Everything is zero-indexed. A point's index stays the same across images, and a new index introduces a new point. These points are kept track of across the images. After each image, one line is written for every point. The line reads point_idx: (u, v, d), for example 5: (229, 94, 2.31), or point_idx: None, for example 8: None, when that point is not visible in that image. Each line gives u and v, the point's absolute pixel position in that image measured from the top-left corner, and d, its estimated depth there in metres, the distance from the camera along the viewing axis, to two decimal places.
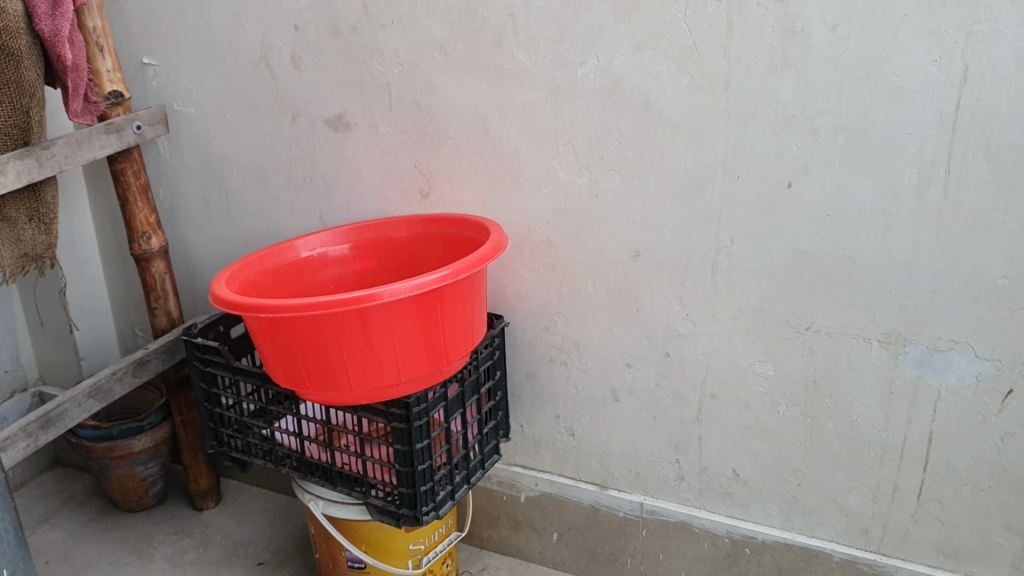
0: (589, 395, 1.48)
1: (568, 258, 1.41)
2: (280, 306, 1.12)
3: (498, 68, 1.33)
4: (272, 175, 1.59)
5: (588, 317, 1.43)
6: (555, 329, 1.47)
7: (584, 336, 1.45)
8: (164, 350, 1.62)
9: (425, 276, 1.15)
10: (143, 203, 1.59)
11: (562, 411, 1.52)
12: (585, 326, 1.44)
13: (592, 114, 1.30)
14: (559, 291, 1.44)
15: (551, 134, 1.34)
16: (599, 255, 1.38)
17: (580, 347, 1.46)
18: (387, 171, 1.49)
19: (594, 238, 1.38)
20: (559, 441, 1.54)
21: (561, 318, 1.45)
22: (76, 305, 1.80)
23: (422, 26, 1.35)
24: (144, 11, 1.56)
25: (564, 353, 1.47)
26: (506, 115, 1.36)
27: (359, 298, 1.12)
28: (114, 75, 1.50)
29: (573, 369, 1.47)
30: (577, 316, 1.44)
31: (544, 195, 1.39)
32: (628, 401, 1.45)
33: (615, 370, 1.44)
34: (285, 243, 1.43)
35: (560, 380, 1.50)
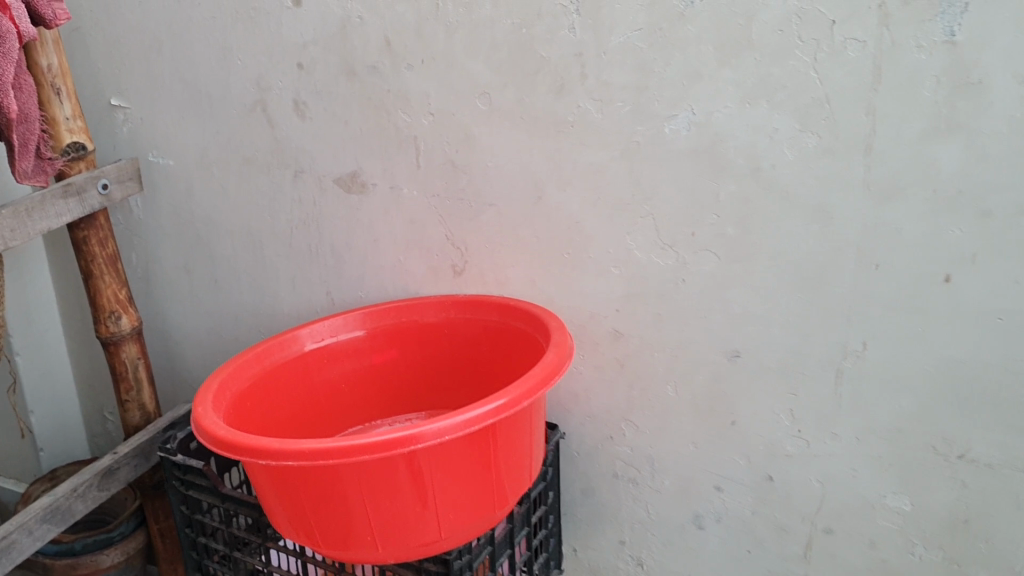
0: (667, 519, 1.21)
1: (641, 355, 1.13)
2: (286, 453, 0.84)
3: (559, 120, 1.05)
4: (268, 242, 1.30)
5: (666, 428, 1.15)
6: (623, 436, 1.19)
7: (661, 448, 1.17)
8: (137, 455, 1.33)
9: (477, 408, 0.88)
10: (111, 277, 1.30)
11: (627, 535, 1.25)
12: (661, 437, 1.16)
13: (680, 180, 1.02)
14: (629, 394, 1.16)
15: (627, 203, 1.06)
16: (684, 348, 1.10)
17: (654, 463, 1.18)
18: (410, 241, 1.20)
19: (674, 331, 1.10)
20: (623, 571, 1.28)
21: (630, 426, 1.18)
22: (34, 388, 1.51)
23: (461, 67, 1.07)
24: (112, 42, 1.27)
25: (632, 468, 1.20)
26: (567, 179, 1.08)
27: (393, 443, 0.84)
28: (74, 124, 1.21)
29: (644, 489, 1.21)
30: (650, 426, 1.16)
31: (615, 277, 1.10)
32: (715, 531, 1.18)
33: (700, 494, 1.17)
34: (287, 335, 1.12)
35: (626, 498, 1.23)
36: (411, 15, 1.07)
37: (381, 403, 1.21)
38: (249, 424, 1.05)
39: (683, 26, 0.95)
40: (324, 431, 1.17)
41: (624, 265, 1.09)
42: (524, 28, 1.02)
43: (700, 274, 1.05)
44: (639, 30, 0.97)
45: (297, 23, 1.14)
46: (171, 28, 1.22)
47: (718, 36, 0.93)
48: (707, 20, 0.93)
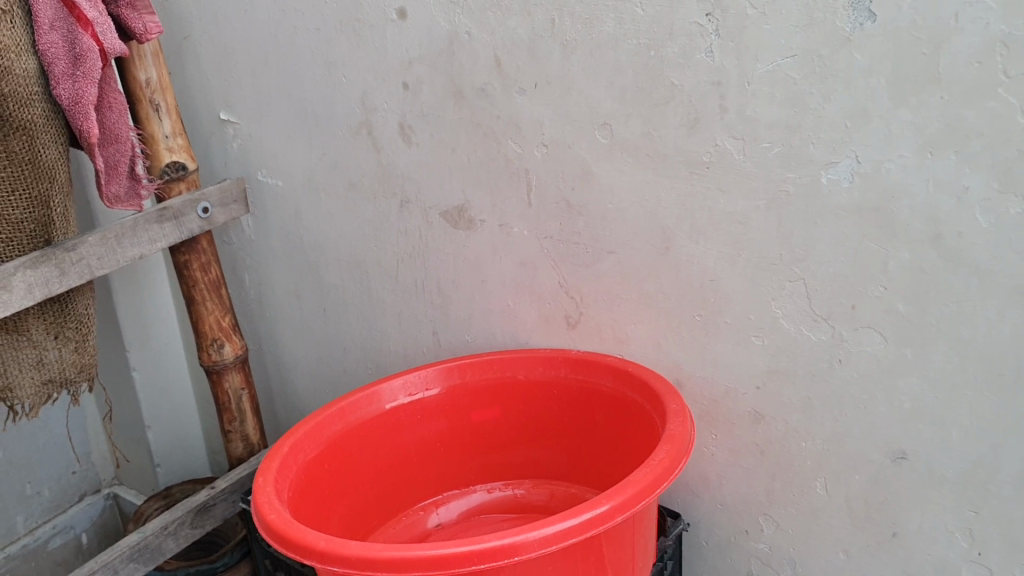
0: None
1: (783, 445, 0.95)
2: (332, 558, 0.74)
3: (691, 159, 0.87)
4: (375, 274, 1.18)
5: (814, 531, 0.97)
6: (760, 532, 1.01)
7: (806, 553, 0.99)
8: (235, 491, 1.25)
9: (554, 524, 0.73)
10: (214, 302, 1.22)
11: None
12: (808, 542, 0.98)
13: (839, 240, 0.82)
14: (769, 486, 0.98)
15: (773, 263, 0.87)
16: (838, 445, 0.92)
17: (796, 568, 1.00)
18: (520, 286, 1.05)
19: (826, 423, 0.91)
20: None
21: (768, 521, 1.00)
22: (151, 404, 1.46)
23: (577, 94, 0.91)
24: (221, 53, 1.18)
25: (769, 571, 1.02)
26: (700, 229, 0.90)
27: (448, 560, 0.71)
28: (174, 143, 1.13)
29: None
30: (794, 524, 0.98)
31: (757, 348, 0.92)
32: None
33: None
34: (372, 388, 1.00)
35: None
36: (523, 31, 0.92)
37: (478, 467, 1.06)
38: (321, 492, 0.94)
39: (849, 54, 0.75)
40: (412, 495, 1.05)
41: (769, 335, 0.91)
42: (652, 50, 0.85)
43: (862, 355, 0.86)
44: (792, 57, 0.78)
45: (401, 38, 1.01)
46: (277, 40, 1.12)
47: (895, 66, 0.74)
48: (880, 47, 0.74)
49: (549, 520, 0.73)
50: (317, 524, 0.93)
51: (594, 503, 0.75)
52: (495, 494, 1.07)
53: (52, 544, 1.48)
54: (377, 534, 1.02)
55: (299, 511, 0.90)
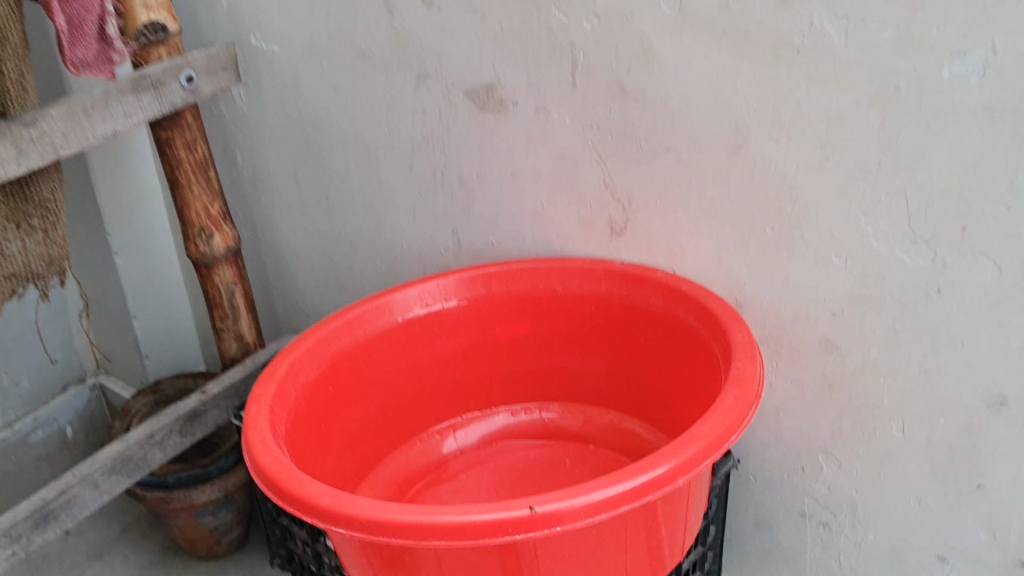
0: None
1: (857, 379, 0.82)
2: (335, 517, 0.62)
3: (779, 40, 0.71)
4: (386, 160, 1.03)
5: (883, 475, 0.85)
6: (818, 472, 0.89)
7: (871, 497, 0.87)
8: (228, 395, 1.13)
9: (599, 489, 0.60)
10: (202, 187, 1.07)
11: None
12: (874, 486, 0.86)
13: (958, 147, 0.67)
14: (835, 423, 0.86)
15: (869, 171, 0.72)
16: (925, 384, 0.79)
17: (857, 512, 0.89)
18: (558, 183, 0.91)
19: (913, 359, 0.78)
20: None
21: (830, 461, 0.88)
22: (136, 292, 1.33)
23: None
24: None
25: (826, 513, 0.91)
26: (783, 125, 0.74)
27: (475, 530, 0.59)
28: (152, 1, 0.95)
29: (839, 539, 0.91)
30: (860, 466, 0.86)
31: (839, 269, 0.78)
32: None
33: (916, 560, 0.87)
34: (383, 297, 0.87)
35: (811, 544, 0.94)
36: None
37: (502, 387, 0.94)
38: (324, 418, 0.82)
39: None
40: (426, 417, 0.93)
41: (854, 256, 0.77)
42: None
43: (968, 286, 0.72)
44: None
45: None
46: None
47: None
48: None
49: (597, 483, 0.61)
50: (320, 455, 0.81)
51: (652, 462, 0.62)
52: (521, 417, 0.95)
53: (33, 437, 1.38)
54: (387, 460, 0.90)
55: (299, 444, 0.78)
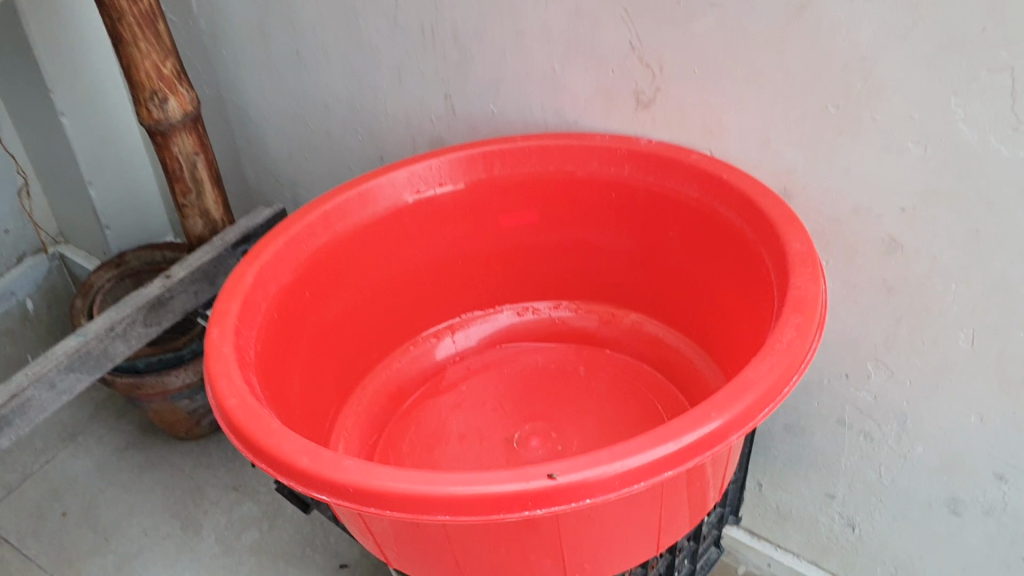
0: (909, 494, 0.84)
1: (922, 284, 0.70)
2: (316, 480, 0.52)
3: None
4: (365, 11, 0.87)
5: (941, 388, 0.74)
6: (864, 379, 0.79)
7: (924, 409, 0.77)
8: (198, 279, 1.01)
9: (635, 451, 0.50)
10: (151, 43, 0.91)
11: (840, 491, 0.89)
12: (928, 398, 0.76)
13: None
14: (891, 329, 0.74)
15: (967, 42, 0.58)
16: (1005, 294, 0.66)
17: (906, 424, 0.79)
18: (573, 45, 0.76)
19: (995, 264, 0.66)
20: (829, 528, 0.93)
21: (880, 369, 0.77)
22: (90, 157, 1.19)
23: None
24: None
25: (869, 423, 0.81)
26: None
27: (485, 505, 0.49)
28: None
29: (882, 450, 0.82)
30: (914, 377, 0.76)
31: (915, 159, 0.65)
32: (978, 523, 0.81)
33: (968, 476, 0.78)
34: (366, 185, 0.74)
35: (849, 452, 0.85)
36: None
37: (504, 282, 0.83)
38: (301, 330, 0.71)
39: None
40: (420, 318, 0.82)
41: (938, 143, 0.63)
42: None
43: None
44: None
45: None
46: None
47: None
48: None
49: (632, 445, 0.50)
50: (299, 374, 0.71)
51: (699, 417, 0.51)
52: (526, 318, 0.84)
53: None
54: (378, 370, 0.80)
55: (273, 366, 0.66)
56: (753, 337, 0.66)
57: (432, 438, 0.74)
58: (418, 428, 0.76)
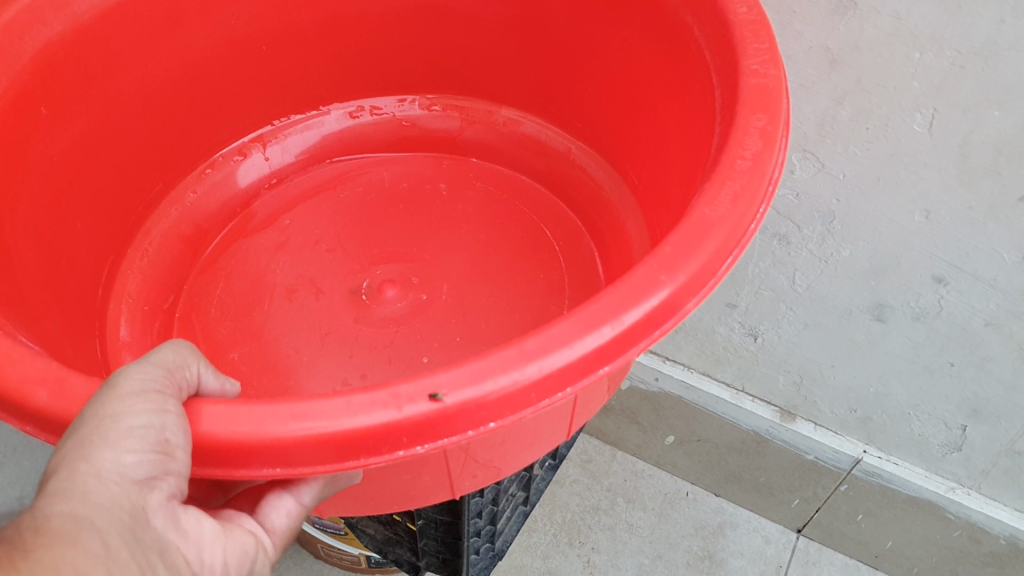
0: (826, 299, 0.72)
1: (876, 54, 0.53)
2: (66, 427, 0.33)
3: None
4: None
5: (882, 183, 0.60)
6: (788, 174, 0.64)
7: (858, 206, 0.62)
8: None
9: (555, 334, 0.33)
10: None
11: (743, 301, 0.77)
12: (865, 194, 0.61)
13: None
14: (829, 111, 0.58)
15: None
16: (987, 66, 0.50)
17: (833, 224, 0.65)
18: None
19: (980, 25, 0.48)
20: (727, 338, 0.83)
21: (807, 162, 0.62)
22: None
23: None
24: None
25: (787, 225, 0.68)
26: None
27: (339, 446, 0.32)
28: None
29: (800, 254, 0.69)
30: (851, 171, 0.60)
31: None
32: (904, 329, 0.70)
33: (903, 281, 0.66)
34: None
35: (758, 258, 0.72)
36: None
37: (328, 73, 0.62)
38: (47, 171, 0.50)
39: None
40: (216, 130, 0.61)
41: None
42: None
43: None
44: None
45: None
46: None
47: None
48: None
49: (551, 333, 0.33)
50: (46, 234, 0.50)
51: (643, 284, 0.34)
52: (362, 120, 0.65)
53: None
54: (165, 205, 0.60)
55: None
56: (680, 141, 0.49)
57: (250, 294, 0.56)
58: (230, 283, 0.57)
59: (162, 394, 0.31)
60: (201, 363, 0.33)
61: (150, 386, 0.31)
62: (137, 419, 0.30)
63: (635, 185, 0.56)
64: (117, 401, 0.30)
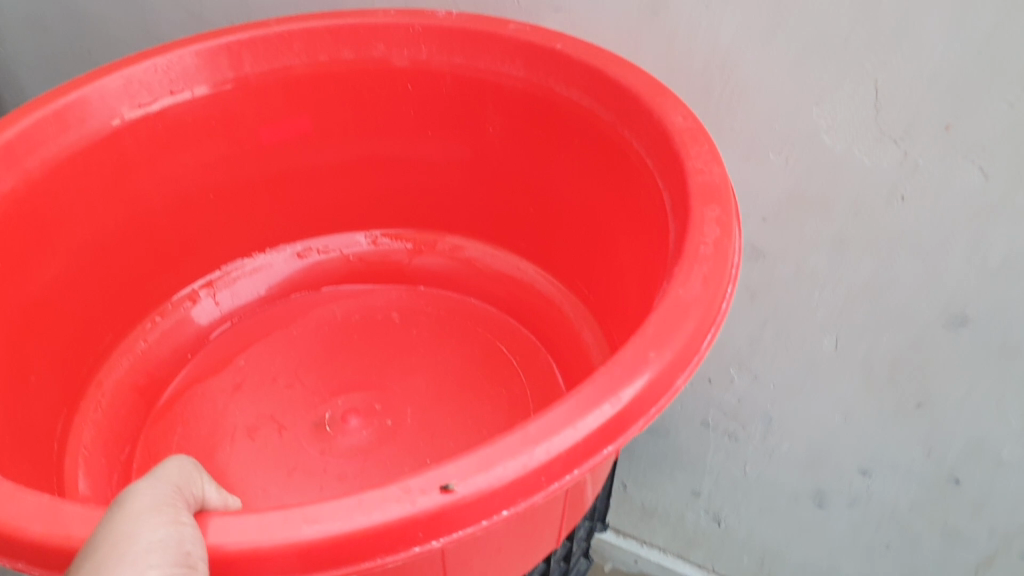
0: (775, 485, 0.74)
1: (785, 288, 0.59)
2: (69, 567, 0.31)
3: None
4: None
5: (804, 392, 0.64)
6: (728, 383, 0.68)
7: (788, 408, 0.66)
8: None
9: (551, 416, 0.34)
10: None
11: (705, 489, 0.79)
12: (792, 398, 0.65)
13: (970, 12, 0.42)
14: (756, 336, 0.63)
15: (832, 43, 0.47)
16: (877, 304, 0.56)
17: (772, 425, 0.68)
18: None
19: (860, 270, 0.55)
20: (695, 524, 0.84)
21: (743, 374, 0.66)
22: None
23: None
24: None
25: (733, 424, 0.70)
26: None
27: (354, 547, 0.31)
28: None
29: (746, 450, 0.72)
30: (777, 381, 0.65)
31: (777, 168, 0.53)
32: (845, 517, 0.72)
33: (834, 475, 0.69)
34: (56, 100, 0.51)
35: (713, 452, 0.74)
36: None
37: (275, 217, 0.64)
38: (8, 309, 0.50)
39: None
40: (166, 278, 0.61)
41: (795, 145, 0.52)
42: None
43: (942, 194, 0.49)
44: None
45: None
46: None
47: None
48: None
49: (551, 416, 0.34)
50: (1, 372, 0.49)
51: (634, 363, 0.36)
52: (308, 259, 0.66)
53: None
54: (117, 354, 0.59)
55: None
56: (630, 246, 0.52)
57: (207, 438, 0.55)
58: (188, 428, 0.56)
59: (174, 511, 0.30)
60: (206, 478, 0.33)
61: (161, 504, 0.30)
62: (153, 537, 0.29)
63: (587, 297, 0.59)
64: (128, 521, 0.30)
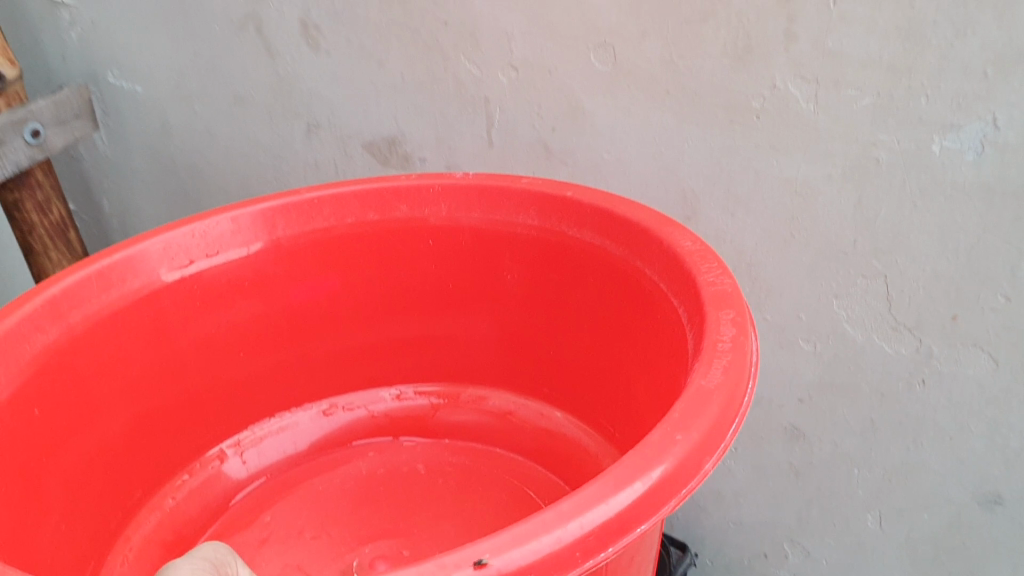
0: None
1: (827, 471, 0.71)
2: None
3: (734, 104, 0.59)
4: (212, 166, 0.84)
5: (856, 567, 0.74)
6: (782, 559, 0.78)
7: None
8: None
9: (584, 495, 0.34)
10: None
11: None
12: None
13: (953, 230, 0.56)
14: (803, 513, 0.74)
15: (843, 252, 0.61)
16: (907, 487, 0.68)
17: None
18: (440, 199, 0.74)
19: (892, 454, 0.67)
20: None
21: (796, 549, 0.77)
22: None
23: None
24: None
25: None
26: (739, 195, 0.62)
27: None
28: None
29: None
30: (827, 555, 0.75)
31: (808, 355, 0.66)
32: None
33: None
34: (96, 261, 0.55)
35: None
36: None
37: (302, 376, 0.66)
38: (39, 453, 0.50)
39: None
40: (196, 437, 0.62)
41: (827, 342, 0.65)
42: None
43: (958, 381, 0.61)
44: None
45: None
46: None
47: None
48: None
49: (584, 494, 0.34)
50: (24, 514, 0.48)
51: (662, 443, 0.36)
52: (335, 418, 0.67)
53: None
54: (144, 512, 0.59)
55: None
56: (649, 371, 0.53)
57: None
58: None
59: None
60: (239, 560, 0.33)
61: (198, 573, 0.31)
62: None
63: (613, 436, 0.59)
64: None
